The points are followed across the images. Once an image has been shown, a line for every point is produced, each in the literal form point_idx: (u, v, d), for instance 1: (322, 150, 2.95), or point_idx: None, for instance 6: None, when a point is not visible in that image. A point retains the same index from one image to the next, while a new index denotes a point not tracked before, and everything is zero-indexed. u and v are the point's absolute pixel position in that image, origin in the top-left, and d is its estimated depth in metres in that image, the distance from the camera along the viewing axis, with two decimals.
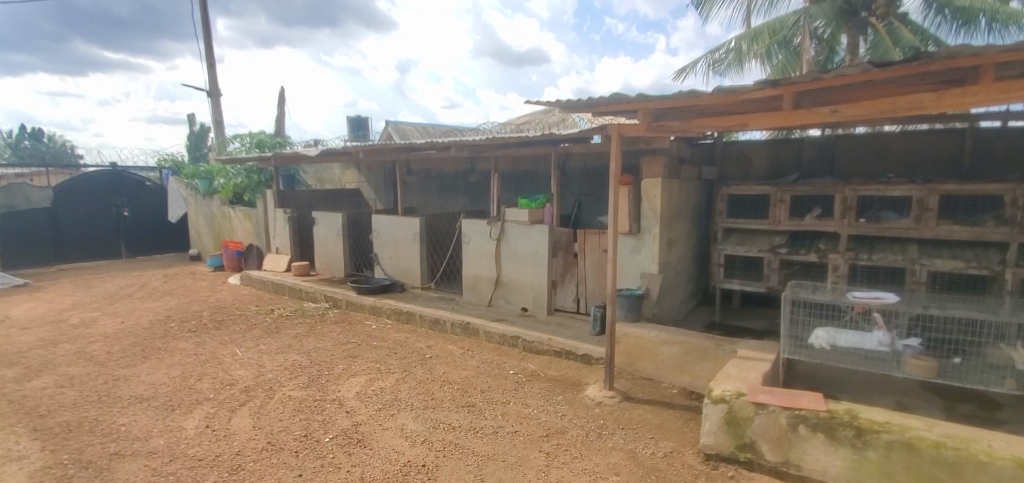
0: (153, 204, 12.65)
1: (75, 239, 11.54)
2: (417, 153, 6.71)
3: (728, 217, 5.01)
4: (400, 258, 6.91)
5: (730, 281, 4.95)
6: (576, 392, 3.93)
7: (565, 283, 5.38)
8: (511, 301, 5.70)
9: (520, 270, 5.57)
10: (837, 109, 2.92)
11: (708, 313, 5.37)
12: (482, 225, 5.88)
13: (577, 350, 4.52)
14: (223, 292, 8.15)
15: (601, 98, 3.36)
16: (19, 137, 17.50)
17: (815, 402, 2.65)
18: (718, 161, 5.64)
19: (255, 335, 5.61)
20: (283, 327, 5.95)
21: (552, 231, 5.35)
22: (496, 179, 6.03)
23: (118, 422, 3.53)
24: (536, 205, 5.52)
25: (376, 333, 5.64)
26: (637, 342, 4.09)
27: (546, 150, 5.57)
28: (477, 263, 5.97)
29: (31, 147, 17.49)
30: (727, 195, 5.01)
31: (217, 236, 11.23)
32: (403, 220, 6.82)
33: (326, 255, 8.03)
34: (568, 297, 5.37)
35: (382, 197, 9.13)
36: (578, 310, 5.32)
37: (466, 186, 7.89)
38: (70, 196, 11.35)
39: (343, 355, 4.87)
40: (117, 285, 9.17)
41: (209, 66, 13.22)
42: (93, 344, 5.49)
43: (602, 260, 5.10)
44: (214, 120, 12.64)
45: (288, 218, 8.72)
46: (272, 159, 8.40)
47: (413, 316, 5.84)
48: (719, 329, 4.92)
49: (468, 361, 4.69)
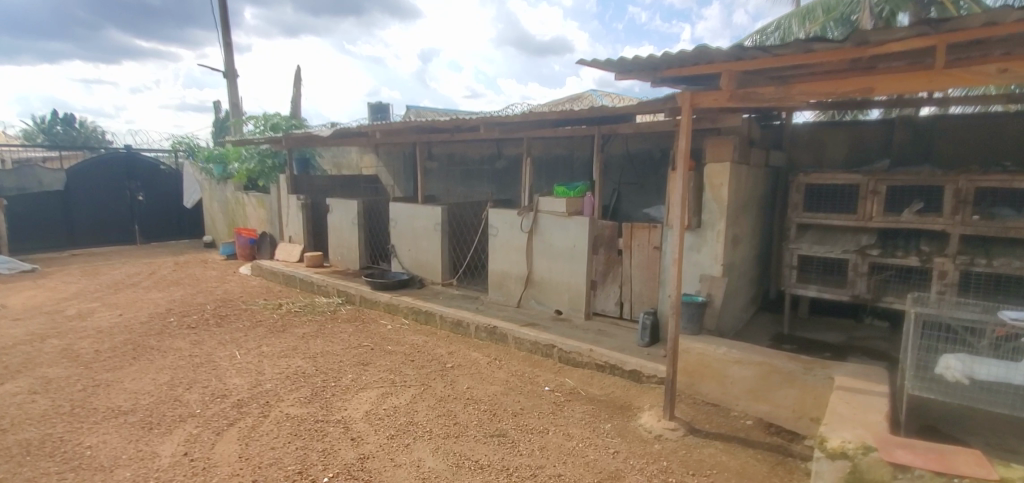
0: (167, 190, 12.28)
1: (89, 224, 11.24)
2: (438, 135, 6.04)
3: (804, 211, 4.24)
4: (419, 250, 6.26)
5: (805, 287, 4.21)
6: (626, 419, 3.26)
7: (606, 284, 4.68)
8: (544, 303, 5.05)
9: (556, 268, 4.90)
10: (1007, 68, 2.17)
11: (773, 322, 4.62)
12: (512, 216, 5.21)
13: (623, 366, 3.84)
14: (232, 283, 7.63)
15: (677, 55, 2.63)
16: (52, 123, 17.57)
17: (977, 467, 1.94)
18: (787, 146, 4.89)
19: (258, 334, 5.04)
20: (290, 325, 5.38)
21: (592, 224, 4.64)
22: (528, 164, 5.32)
23: (83, 444, 2.97)
24: (574, 194, 4.80)
25: (391, 335, 5.06)
26: (700, 360, 3.41)
27: (587, 130, 4.77)
28: (506, 258, 5.32)
29: (64, 133, 17.53)
30: (804, 185, 4.22)
31: (231, 223, 10.79)
32: (423, 209, 6.15)
33: (340, 245, 7.46)
34: (610, 300, 4.67)
35: (400, 184, 8.60)
36: (621, 315, 4.62)
37: (493, 173, 7.25)
38: (84, 180, 11.02)
39: (353, 361, 4.28)
40: (125, 272, 8.77)
41: (228, 48, 12.83)
42: (83, 341, 5.02)
43: (651, 258, 4.37)
44: (231, 102, 12.18)
45: (301, 205, 8.14)
46: (283, 140, 7.81)
47: (434, 317, 5.25)
48: (789, 343, 4.18)
49: (495, 375, 4.05)
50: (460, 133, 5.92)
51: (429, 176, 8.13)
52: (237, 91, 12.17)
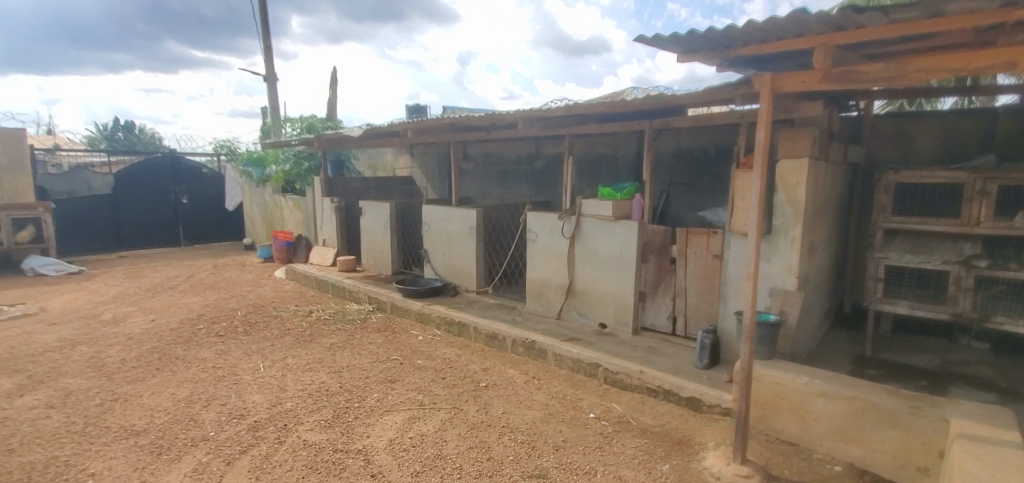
0: (210, 193, 12.45)
1: (135, 226, 11.47)
2: (473, 133, 5.70)
3: (892, 215, 3.65)
4: (452, 255, 5.92)
5: (893, 303, 3.62)
6: (687, 459, 2.80)
7: (657, 296, 4.20)
8: (586, 315, 4.62)
9: (600, 278, 4.47)
10: None
11: (852, 342, 4.04)
12: (552, 219, 4.80)
13: (680, 392, 3.37)
14: (265, 287, 7.51)
15: (756, 29, 2.18)
16: (114, 130, 18.38)
17: None
18: (866, 140, 4.29)
19: (285, 344, 4.80)
20: (318, 334, 5.13)
21: (641, 229, 4.18)
22: (570, 164, 4.88)
23: (87, 471, 2.74)
24: (621, 196, 4.34)
25: (422, 348, 4.74)
26: (775, 390, 2.91)
27: (636, 124, 4.28)
28: (545, 266, 4.91)
29: (123, 139, 18.30)
30: (893, 185, 3.63)
31: (269, 226, 10.79)
32: (456, 212, 5.81)
33: (372, 249, 7.22)
34: (661, 314, 4.19)
35: (434, 186, 8.33)
36: (674, 331, 4.13)
37: (530, 174, 6.85)
38: (130, 183, 11.29)
39: (380, 378, 3.97)
40: (164, 275, 8.83)
41: (268, 52, 12.94)
42: (111, 349, 4.91)
43: (709, 269, 3.87)
44: (270, 105, 12.25)
45: (334, 207, 7.96)
46: (315, 142, 7.65)
47: (468, 329, 4.90)
48: (875, 368, 3.60)
49: (534, 397, 3.65)
50: (497, 131, 5.55)
51: (464, 177, 7.82)
52: (276, 94, 12.22)
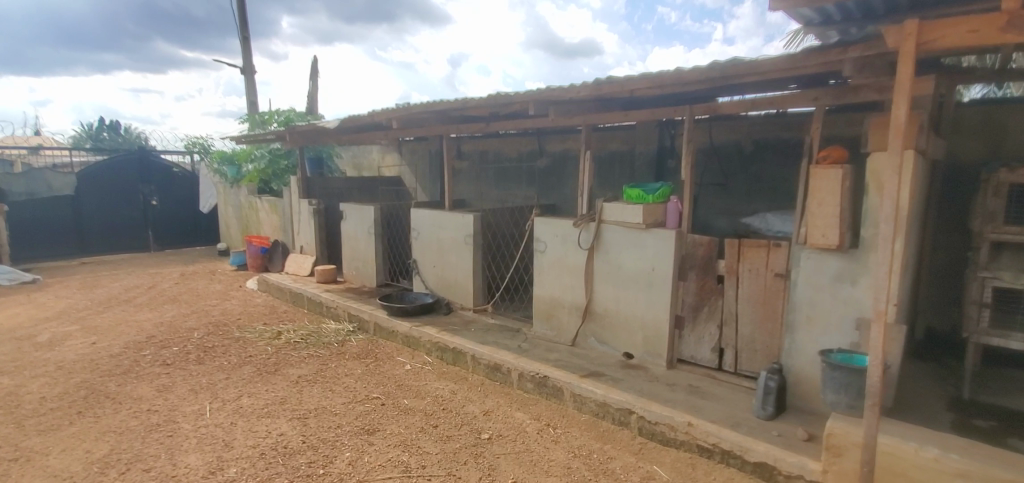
0: (182, 194, 11.50)
1: (98, 230, 10.51)
2: (470, 124, 4.89)
3: (1001, 224, 2.93)
4: (445, 267, 5.10)
5: (1004, 336, 2.89)
6: None
7: (698, 322, 3.43)
8: (608, 343, 3.84)
9: (626, 298, 3.69)
10: None
11: (937, 379, 3.30)
12: (567, 226, 4.00)
13: (746, 454, 2.60)
14: (234, 300, 6.64)
15: None
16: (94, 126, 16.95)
17: None
18: (947, 132, 3.57)
19: (242, 378, 3.96)
20: (285, 363, 4.29)
21: (680, 240, 3.41)
22: (587, 159, 3.97)
23: None
24: (652, 199, 3.54)
25: (410, 382, 3.92)
26: (889, 464, 2.16)
27: (672, 109, 3.49)
28: (557, 282, 4.12)
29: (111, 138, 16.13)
30: (1003, 187, 2.92)
31: (244, 230, 9.89)
32: (450, 216, 5.00)
33: (355, 257, 6.39)
34: (703, 345, 3.42)
35: (425, 187, 7.56)
36: (720, 366, 3.37)
37: (533, 174, 6.06)
38: (94, 183, 10.33)
39: (356, 428, 3.14)
40: (123, 285, 7.89)
41: (245, 43, 12.06)
42: (34, 382, 4.04)
43: (769, 291, 3.11)
44: (248, 99, 11.36)
45: (312, 210, 7.08)
46: (289, 136, 6.79)
47: (465, 357, 4.09)
48: (982, 417, 2.87)
49: (553, 456, 2.85)
50: (497, 121, 4.75)
51: (458, 178, 7.02)
52: (254, 87, 11.33)
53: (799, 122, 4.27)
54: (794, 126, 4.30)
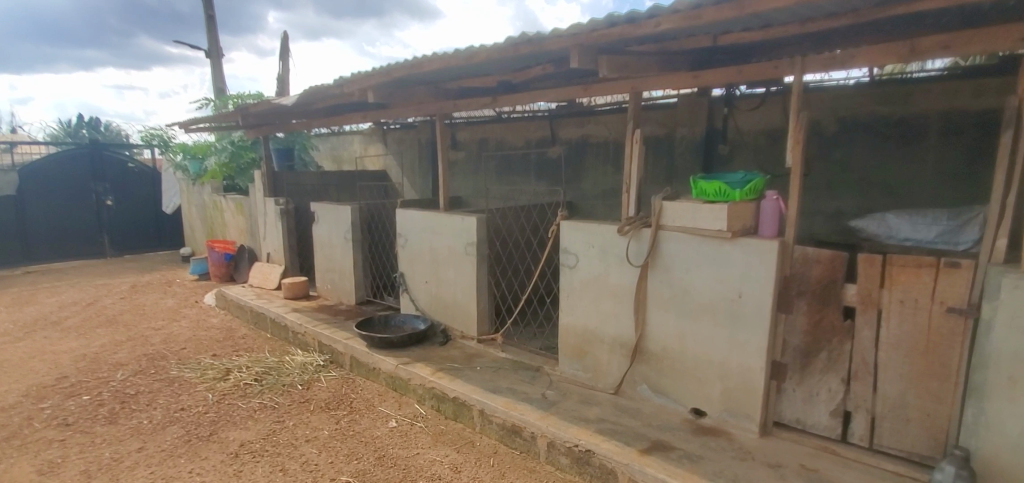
0: (141, 192, 10.26)
1: (44, 234, 9.26)
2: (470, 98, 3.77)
3: None
4: (440, 283, 4.01)
5: None
6: None
7: (811, 372, 2.39)
8: (668, 394, 2.79)
9: (696, 336, 2.63)
10: None
11: None
12: (608, 234, 2.92)
13: None
14: (184, 321, 5.50)
15: None
16: None
17: None
18: None
19: (161, 451, 2.86)
20: (226, 422, 3.18)
21: (784, 255, 2.35)
22: (636, 140, 2.85)
23: None
24: (741, 194, 2.46)
25: (395, 451, 2.83)
26: None
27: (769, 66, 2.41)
28: (593, 309, 3.05)
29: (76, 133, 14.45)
30: None
31: (209, 233, 8.71)
32: (446, 219, 3.89)
33: (329, 268, 5.27)
34: (817, 405, 2.39)
35: (415, 182, 6.46)
36: (845, 437, 2.34)
37: (545, 164, 4.97)
38: (38, 181, 9.08)
39: None
40: (59, 302, 6.69)
41: (211, 23, 10.81)
42: None
43: (932, 334, 2.08)
44: (214, 86, 10.13)
45: (279, 211, 5.95)
46: (247, 121, 5.63)
47: (469, 412, 3.02)
48: None
49: None
50: (505, 92, 3.64)
51: (452, 170, 5.91)
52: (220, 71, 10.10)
53: (904, 92, 3.25)
54: (896, 98, 3.28)
